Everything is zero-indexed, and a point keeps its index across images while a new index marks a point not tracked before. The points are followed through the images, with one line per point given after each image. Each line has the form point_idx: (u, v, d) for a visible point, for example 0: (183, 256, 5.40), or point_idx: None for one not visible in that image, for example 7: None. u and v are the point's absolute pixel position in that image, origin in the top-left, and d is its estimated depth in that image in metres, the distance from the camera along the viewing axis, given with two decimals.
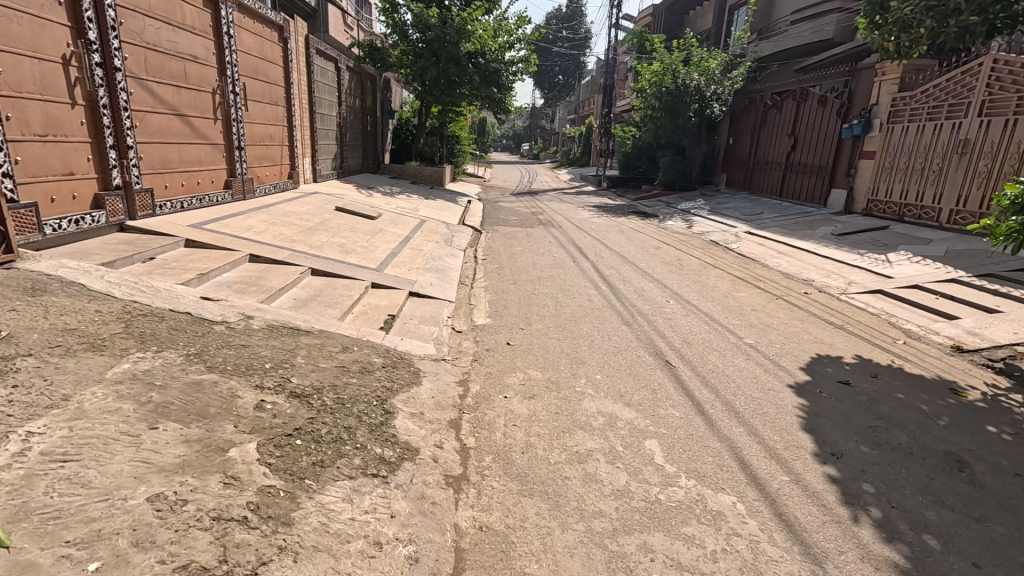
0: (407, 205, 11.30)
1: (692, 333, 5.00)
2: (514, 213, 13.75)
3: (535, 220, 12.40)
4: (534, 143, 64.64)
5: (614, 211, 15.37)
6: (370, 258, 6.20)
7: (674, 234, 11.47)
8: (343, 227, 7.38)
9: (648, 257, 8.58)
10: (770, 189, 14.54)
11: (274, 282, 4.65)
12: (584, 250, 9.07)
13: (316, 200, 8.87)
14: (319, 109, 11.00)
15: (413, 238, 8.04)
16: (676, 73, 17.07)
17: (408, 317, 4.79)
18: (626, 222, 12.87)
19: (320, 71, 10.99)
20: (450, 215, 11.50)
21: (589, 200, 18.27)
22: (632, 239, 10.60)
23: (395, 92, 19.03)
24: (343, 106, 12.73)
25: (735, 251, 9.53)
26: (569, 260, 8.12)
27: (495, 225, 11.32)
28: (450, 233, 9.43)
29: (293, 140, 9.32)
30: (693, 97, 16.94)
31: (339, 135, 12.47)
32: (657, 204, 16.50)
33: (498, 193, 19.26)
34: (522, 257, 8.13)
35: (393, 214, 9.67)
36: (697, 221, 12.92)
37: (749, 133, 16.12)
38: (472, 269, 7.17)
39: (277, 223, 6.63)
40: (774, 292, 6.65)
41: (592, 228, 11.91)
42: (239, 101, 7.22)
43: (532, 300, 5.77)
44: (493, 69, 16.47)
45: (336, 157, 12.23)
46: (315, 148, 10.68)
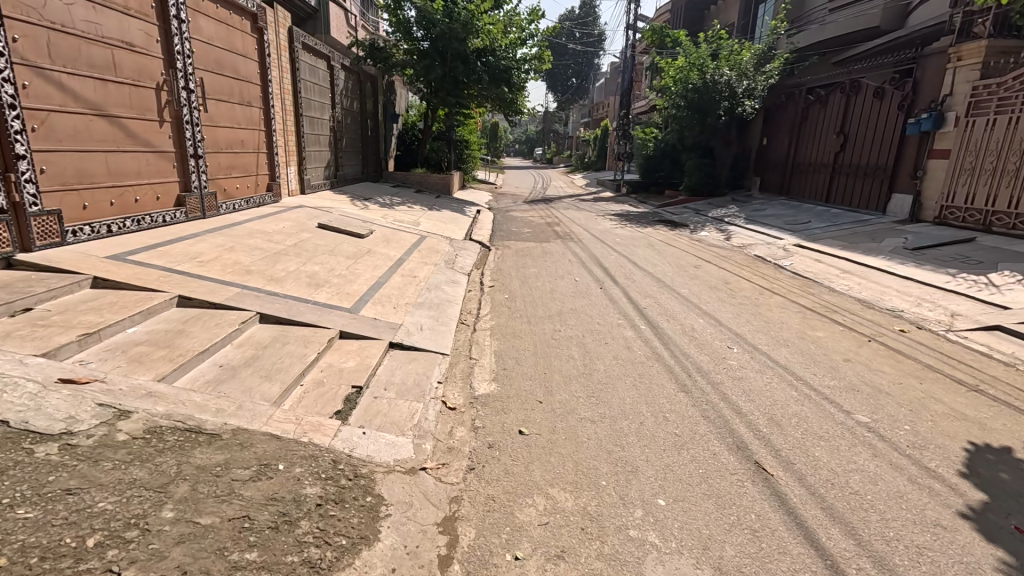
0: (406, 218, 10.00)
1: (776, 403, 3.59)
2: (527, 224, 12.39)
3: (551, 233, 11.02)
4: (548, 147, 63.26)
5: (638, 220, 13.91)
6: (345, 293, 4.90)
7: (711, 248, 9.99)
8: (320, 251, 6.09)
9: (689, 279, 7.16)
10: (814, 194, 13.01)
11: (196, 341, 3.36)
12: (610, 269, 7.68)
13: (296, 216, 7.62)
14: (308, 111, 9.79)
15: (407, 260, 6.74)
16: (704, 69, 15.61)
17: (379, 386, 3.47)
18: (653, 233, 11.42)
19: (307, 69, 9.76)
20: (455, 229, 10.18)
21: (608, 207, 16.83)
22: (663, 253, 9.16)
23: (400, 95, 17.87)
24: (337, 110, 11.51)
25: (790, 269, 8.05)
26: (594, 284, 6.76)
27: (506, 240, 9.98)
28: (453, 251, 8.12)
29: (272, 146, 8.08)
30: (724, 94, 15.45)
31: (333, 141, 11.27)
32: (684, 211, 15.04)
33: (510, 200, 17.94)
34: (536, 281, 6.77)
35: (387, 230, 8.38)
36: (734, 231, 11.44)
37: (786, 132, 14.59)
38: (476, 301, 5.82)
39: (234, 249, 5.36)
40: (859, 330, 5.21)
41: (616, 240, 10.48)
42: (195, 100, 5.98)
43: (550, 348, 4.42)
44: (503, 67, 15.16)
45: (328, 165, 11.00)
46: (302, 155, 9.45)
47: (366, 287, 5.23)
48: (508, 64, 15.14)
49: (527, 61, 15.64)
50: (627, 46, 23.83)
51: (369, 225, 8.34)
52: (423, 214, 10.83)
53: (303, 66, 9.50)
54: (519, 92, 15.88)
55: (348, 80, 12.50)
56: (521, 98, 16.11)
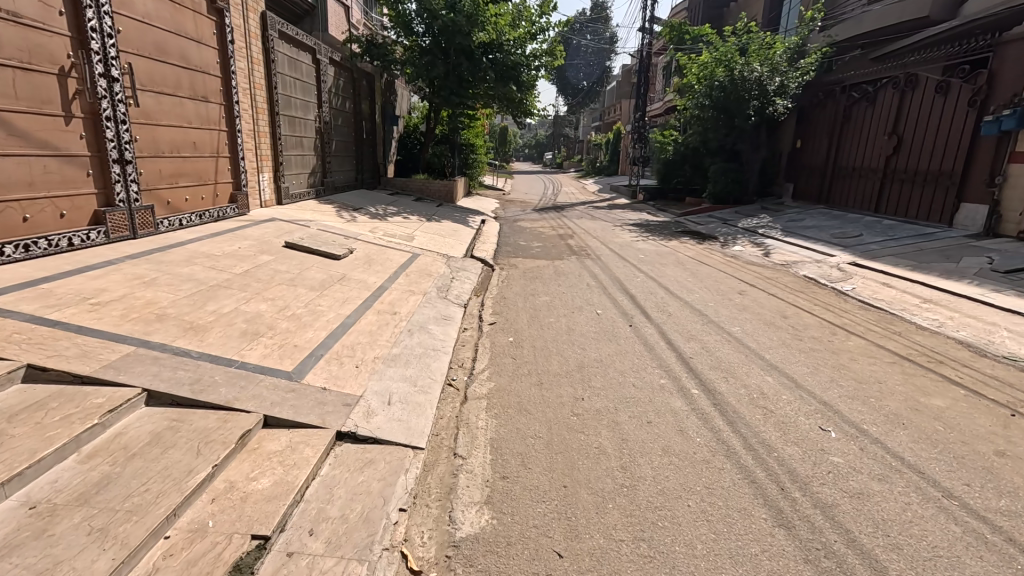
0: (398, 232, 8.74)
1: (937, 555, 2.23)
2: (537, 236, 11.08)
3: (564, 247, 9.69)
4: (558, 152, 61.84)
5: (660, 231, 12.56)
6: (289, 347, 3.62)
7: (751, 266, 8.61)
8: (276, 281, 4.84)
9: (737, 311, 5.80)
10: (860, 203, 11.61)
11: (8, 456, 2.10)
12: (638, 295, 6.34)
13: (261, 232, 6.40)
14: (287, 110, 8.58)
15: (388, 290, 5.45)
16: (731, 64, 14.23)
17: (302, 526, 2.18)
18: (679, 248, 10.07)
19: (287, 61, 8.55)
20: (454, 244, 8.91)
21: (625, 216, 15.50)
22: (697, 273, 7.80)
23: (402, 95, 16.70)
24: (326, 110, 10.31)
25: (855, 296, 6.65)
26: (621, 318, 5.42)
27: (513, 256, 8.66)
28: (448, 273, 6.83)
29: (236, 149, 6.86)
30: (754, 92, 14.07)
31: (319, 144, 10.07)
32: (710, 221, 13.67)
33: (519, 208, 16.66)
34: (548, 315, 5.44)
35: (372, 248, 7.12)
36: (773, 246, 10.05)
37: (825, 135, 13.19)
38: (472, 347, 4.51)
39: (155, 282, 4.13)
40: (989, 395, 3.83)
41: (639, 256, 9.13)
42: (121, 91, 4.77)
43: (569, 433, 3.10)
44: (511, 63, 13.89)
45: (314, 171, 9.80)
46: (279, 161, 8.24)
47: (324, 335, 3.96)
48: (517, 60, 13.87)
49: (537, 57, 14.39)
50: (644, 44, 22.48)
51: (351, 242, 7.09)
52: (419, 227, 9.59)
53: (281, 58, 8.28)
54: (529, 91, 14.60)
55: (340, 78, 11.34)
56: (531, 98, 14.82)
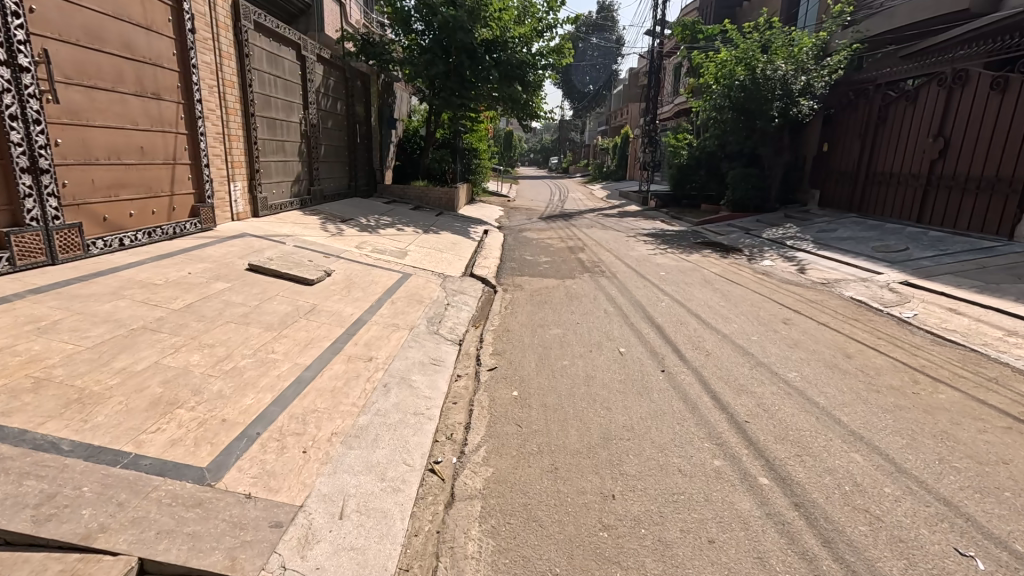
0: (389, 247, 7.79)
1: None
2: (544, 249, 10.13)
3: (574, 262, 8.72)
4: (564, 157, 60.94)
5: (678, 242, 11.56)
6: (214, 423, 2.66)
7: (788, 285, 7.60)
8: (223, 318, 3.89)
9: (789, 349, 4.80)
10: (899, 212, 10.60)
11: None
12: (666, 326, 5.36)
13: (224, 251, 5.48)
14: (265, 112, 7.68)
15: (367, 325, 4.50)
16: (753, 62, 13.25)
17: None
18: (702, 263, 9.08)
19: (265, 57, 7.65)
20: (452, 260, 7.96)
21: (637, 225, 14.53)
22: (729, 295, 6.80)
23: (401, 98, 15.84)
24: (314, 112, 9.41)
25: (922, 326, 5.64)
26: (649, 359, 4.45)
27: (517, 274, 7.70)
28: (443, 298, 5.87)
29: (199, 155, 5.94)
30: (777, 92, 13.07)
31: (305, 149, 9.17)
32: (731, 230, 12.68)
33: (524, 216, 15.71)
34: (560, 355, 4.47)
35: (356, 268, 6.18)
36: (807, 260, 9.04)
37: (856, 137, 12.19)
38: (465, 406, 3.55)
39: (56, 327, 3.21)
40: None
41: (659, 273, 8.13)
42: (32, 83, 3.87)
43: (598, 567, 2.13)
44: (516, 62, 12.99)
45: (298, 179, 8.90)
46: (255, 168, 7.32)
47: (268, 399, 2.99)
48: (522, 59, 12.97)
49: (544, 55, 13.48)
50: (655, 45, 21.54)
51: (331, 262, 6.15)
52: (413, 241, 8.64)
53: (258, 52, 7.38)
54: (535, 92, 13.68)
55: (331, 78, 10.45)
56: (537, 100, 13.91)
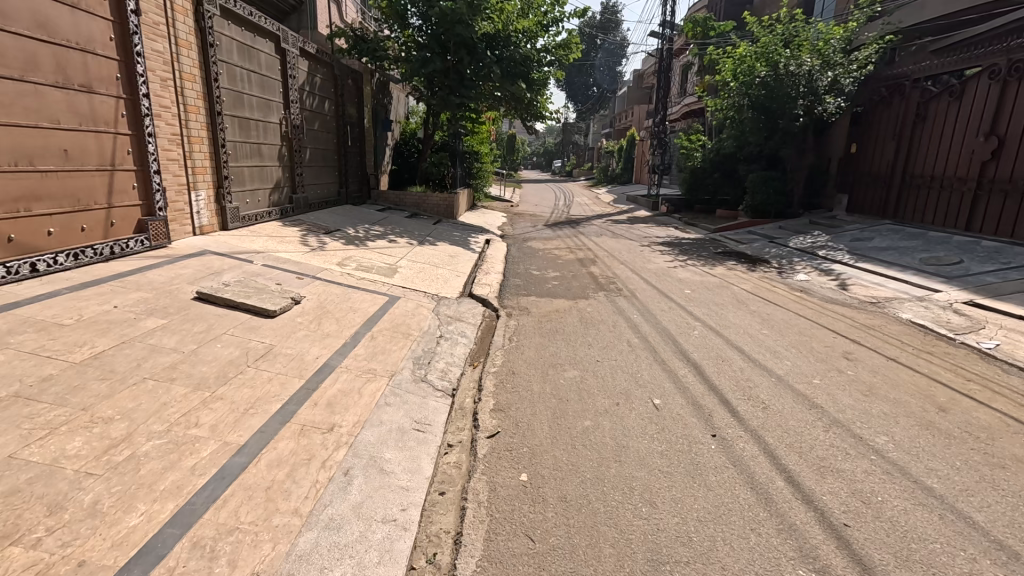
0: (377, 263, 6.87)
1: None
2: (552, 261, 9.20)
3: (586, 278, 7.78)
4: (568, 159, 60.05)
5: (697, 253, 10.61)
6: (60, 574, 1.72)
7: (833, 305, 6.64)
8: (139, 373, 2.97)
9: (863, 398, 3.84)
10: (943, 219, 9.65)
11: None
12: (705, 365, 4.41)
13: (172, 274, 4.57)
14: (235, 110, 6.76)
15: (335, 372, 3.57)
16: (774, 57, 12.31)
17: None
18: (729, 278, 8.12)
19: (236, 48, 6.74)
20: (448, 277, 7.04)
21: (650, 232, 13.59)
22: (769, 319, 5.86)
23: (398, 98, 14.97)
24: (297, 112, 8.50)
25: (1013, 361, 4.67)
26: (693, 418, 3.49)
27: (522, 293, 6.77)
28: (435, 328, 4.94)
29: (147, 160, 5.02)
30: (801, 89, 12.12)
31: (287, 152, 8.27)
32: (754, 239, 11.71)
33: (529, 223, 14.80)
34: (579, 411, 3.53)
35: (334, 291, 5.26)
36: (848, 275, 8.06)
37: (889, 138, 11.24)
38: (458, 500, 2.60)
39: None
40: None
41: (683, 290, 7.19)
42: None
43: None
44: (520, 58, 12.10)
45: (278, 187, 7.99)
46: (223, 174, 6.42)
47: (163, 516, 2.05)
48: (525, 55, 12.13)
49: (550, 51, 12.62)
50: (664, 43, 20.63)
51: (304, 284, 5.23)
52: (405, 255, 7.72)
53: (226, 42, 6.48)
54: (540, 90, 12.79)
55: (319, 75, 9.55)
56: (541, 99, 13.03)
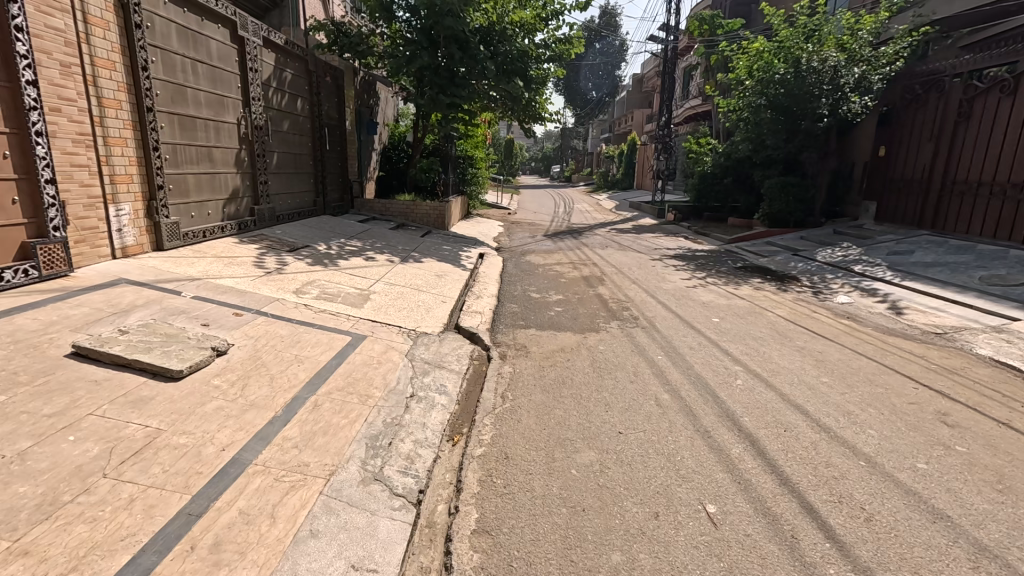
0: (346, 288, 5.74)
1: None
2: (554, 280, 8.08)
3: (594, 302, 6.66)
4: (567, 164, 59.11)
5: (715, 268, 9.49)
6: None
7: (892, 337, 5.52)
8: None
9: (1003, 501, 2.70)
10: (994, 229, 8.65)
11: None
12: (765, 439, 3.28)
13: (54, 316, 3.45)
14: (175, 106, 5.64)
15: (243, 477, 2.43)
16: (796, 52, 11.26)
17: None
18: (758, 300, 7.02)
19: (175, 31, 5.63)
20: (431, 304, 5.91)
21: (659, 243, 12.50)
22: (824, 360, 4.73)
23: (387, 99, 13.91)
24: (259, 111, 7.38)
25: None
26: (771, 544, 2.35)
27: (519, 324, 5.64)
28: (406, 384, 3.80)
29: (36, 167, 3.93)
30: (825, 87, 11.07)
31: (246, 157, 7.15)
32: (776, 251, 10.62)
33: (527, 233, 13.71)
34: (601, 533, 2.39)
35: (278, 333, 4.13)
36: (898, 297, 6.96)
37: (926, 138, 10.21)
38: None
39: None
40: None
41: (710, 318, 6.06)
42: None
43: None
44: (516, 53, 11.03)
45: (234, 197, 6.87)
46: (156, 183, 5.31)
47: None
48: (521, 50, 11.10)
49: (550, 46, 11.60)
50: (668, 42, 19.58)
51: (240, 324, 4.10)
52: (382, 277, 6.60)
53: (161, 24, 5.38)
54: (538, 89, 11.74)
55: (289, 70, 8.43)
56: (539, 99, 11.99)
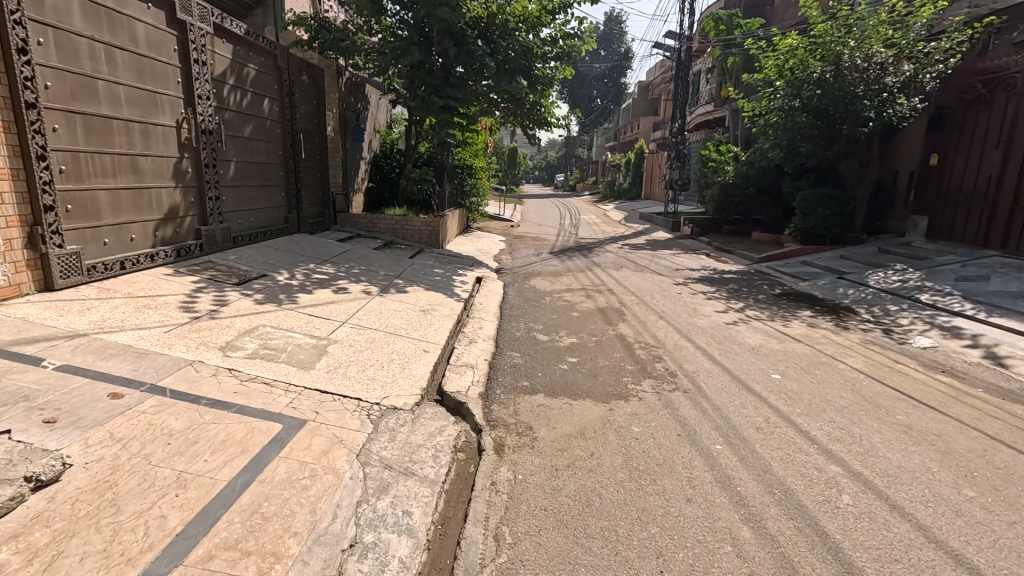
0: (296, 339, 4.41)
1: None
2: (564, 313, 6.76)
3: (615, 348, 5.31)
4: (571, 173, 58.07)
5: (751, 295, 8.15)
6: None
7: (1017, 404, 4.15)
8: None
9: None
10: None
11: None
12: None
13: None
14: (78, 102, 4.38)
15: None
16: (836, 48, 10.02)
17: None
18: (817, 343, 5.66)
19: (79, 6, 4.38)
20: (409, 357, 4.59)
21: (680, 262, 11.16)
22: (950, 452, 3.36)
23: (379, 104, 12.72)
24: (208, 111, 6.10)
25: None
26: None
27: (522, 386, 4.31)
28: (346, 520, 2.45)
29: None
30: (871, 87, 9.77)
31: (190, 167, 5.88)
32: (818, 274, 9.26)
33: (532, 249, 12.41)
34: None
35: (167, 430, 2.80)
36: (997, 340, 5.57)
37: (992, 145, 8.98)
38: None
39: None
40: None
41: (767, 374, 4.71)
42: None
43: None
44: (520, 50, 9.78)
45: (172, 217, 5.58)
46: (43, 203, 4.03)
47: None
48: (525, 45, 9.86)
49: (556, 42, 10.37)
50: (681, 44, 18.35)
51: (110, 416, 2.78)
52: (351, 317, 5.28)
53: None
54: (544, 90, 10.50)
55: (252, 65, 7.17)
56: (545, 101, 10.79)
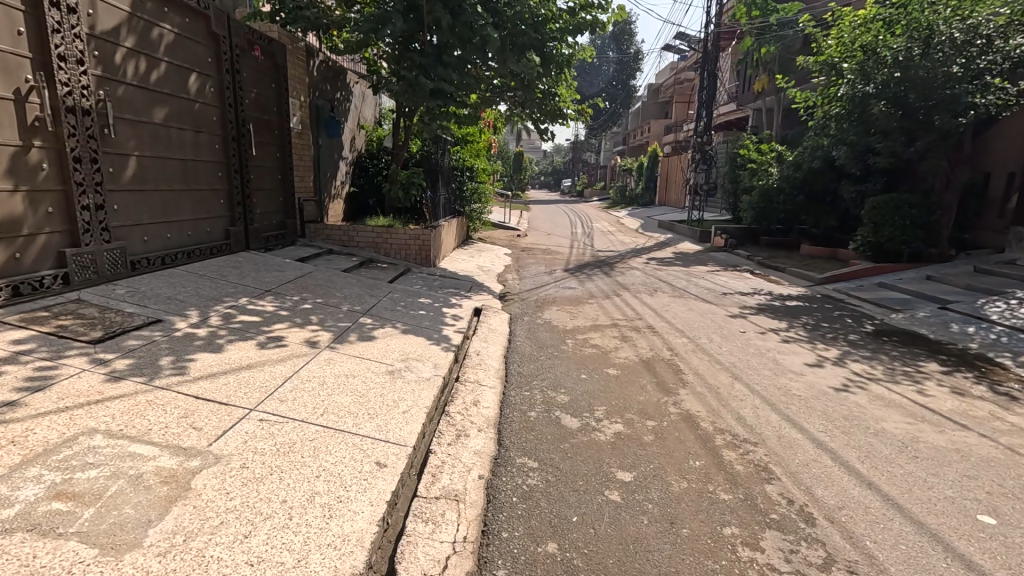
0: (139, 461, 2.46)
1: None
2: (595, 368, 4.79)
3: (687, 447, 3.33)
4: (579, 179, 56.32)
5: (839, 334, 6.12)
6: None
7: None
8: None
9: None
10: None
11: None
12: None
13: None
14: None
15: None
16: (931, 19, 8.13)
17: None
18: (996, 432, 3.66)
19: None
20: (346, 485, 2.65)
21: (723, 283, 9.16)
22: None
23: (364, 95, 10.88)
24: (82, 81, 4.23)
25: None
26: None
27: (546, 559, 2.32)
28: None
29: None
30: (970, 67, 7.83)
31: (46, 161, 3.98)
32: (911, 304, 7.26)
33: (542, 266, 10.50)
34: None
35: None
36: None
37: None
38: None
39: None
40: None
41: (970, 515, 2.71)
42: None
43: None
44: (530, 21, 7.86)
45: (5, 235, 3.70)
46: None
47: None
48: (536, 15, 7.91)
49: (573, 14, 8.50)
50: (709, 32, 16.36)
51: None
52: (268, 396, 3.33)
53: None
54: (561, 73, 8.80)
55: (168, 26, 5.29)
56: (561, 86, 9.09)
